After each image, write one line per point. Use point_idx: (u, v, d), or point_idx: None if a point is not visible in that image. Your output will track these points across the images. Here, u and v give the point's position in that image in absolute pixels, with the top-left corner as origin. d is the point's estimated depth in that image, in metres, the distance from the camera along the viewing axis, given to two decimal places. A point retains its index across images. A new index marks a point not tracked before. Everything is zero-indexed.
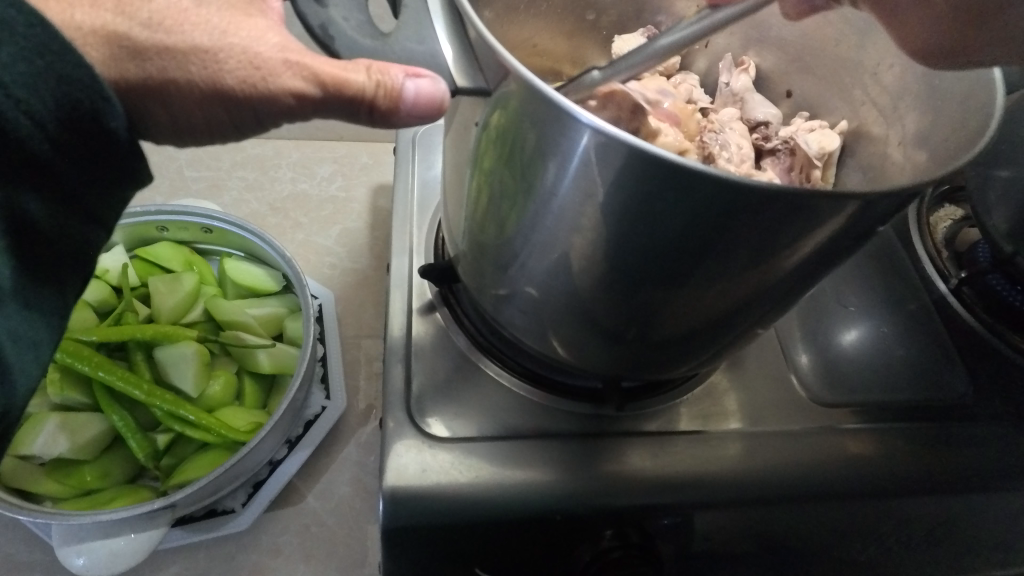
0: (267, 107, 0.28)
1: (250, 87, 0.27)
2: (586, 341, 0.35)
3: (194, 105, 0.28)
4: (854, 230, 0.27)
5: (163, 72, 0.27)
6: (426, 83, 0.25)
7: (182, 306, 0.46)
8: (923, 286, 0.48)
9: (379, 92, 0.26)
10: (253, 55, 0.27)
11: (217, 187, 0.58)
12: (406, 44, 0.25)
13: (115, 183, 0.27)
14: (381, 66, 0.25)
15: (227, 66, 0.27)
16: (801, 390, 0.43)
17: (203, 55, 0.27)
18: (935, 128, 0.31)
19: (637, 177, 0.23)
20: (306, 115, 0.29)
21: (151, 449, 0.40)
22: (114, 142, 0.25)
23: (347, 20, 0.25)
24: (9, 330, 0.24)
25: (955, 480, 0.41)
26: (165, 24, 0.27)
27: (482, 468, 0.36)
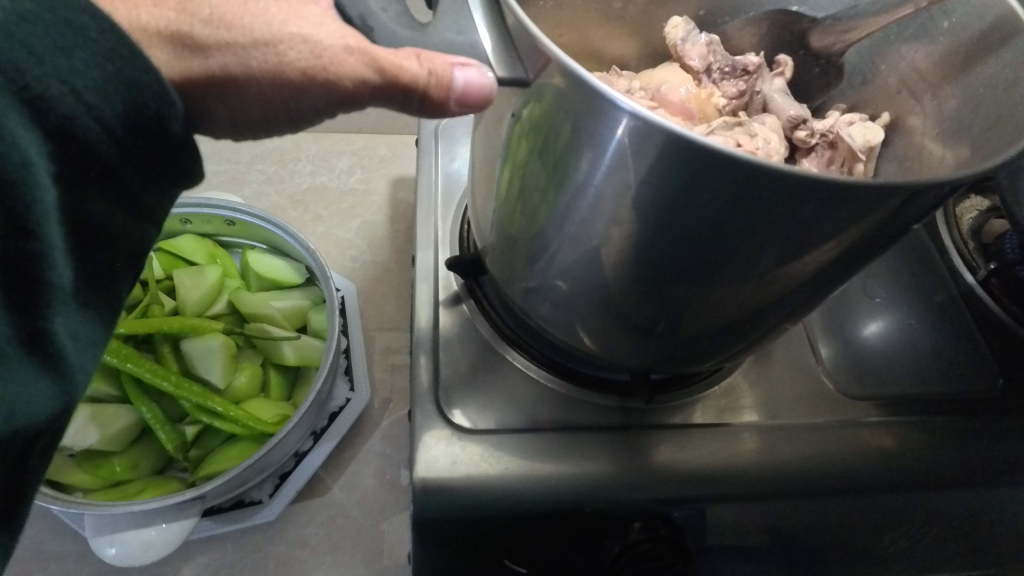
0: (324, 98, 0.28)
1: (301, 76, 0.27)
2: (615, 334, 0.35)
3: (253, 100, 0.29)
4: (895, 224, 0.26)
5: (225, 68, 0.27)
6: (474, 73, 0.25)
7: (207, 299, 0.46)
8: (950, 277, 0.47)
9: (430, 80, 0.26)
10: (314, 45, 0.27)
11: (238, 180, 0.58)
12: (446, 35, 0.25)
13: (172, 184, 0.27)
14: (430, 55, 0.25)
15: (289, 58, 0.27)
16: (826, 382, 0.43)
17: (264, 48, 0.27)
18: (976, 116, 0.30)
19: (676, 166, 0.23)
20: (364, 103, 0.28)
21: (180, 440, 0.41)
22: (174, 139, 0.25)
23: (386, 11, 0.25)
24: (68, 326, 0.24)
25: (985, 474, 0.40)
26: (226, 20, 0.27)
27: (510, 460, 0.36)
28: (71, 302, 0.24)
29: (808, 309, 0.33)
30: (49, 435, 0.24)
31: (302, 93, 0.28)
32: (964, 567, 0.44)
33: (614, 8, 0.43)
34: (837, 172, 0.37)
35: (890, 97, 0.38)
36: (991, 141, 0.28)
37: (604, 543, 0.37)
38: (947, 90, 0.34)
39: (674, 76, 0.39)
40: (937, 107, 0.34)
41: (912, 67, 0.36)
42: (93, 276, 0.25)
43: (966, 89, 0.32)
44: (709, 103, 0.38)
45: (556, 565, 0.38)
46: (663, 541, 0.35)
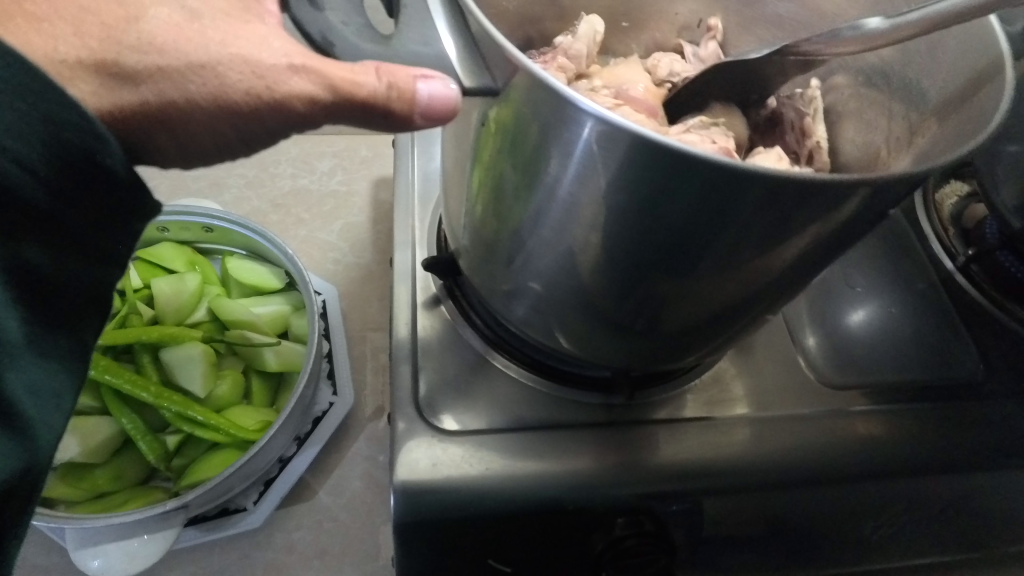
0: (273, 116, 0.28)
1: (254, 99, 0.27)
2: (595, 334, 0.35)
3: (197, 126, 0.28)
4: (868, 213, 0.26)
5: (161, 94, 0.26)
6: (439, 85, 0.24)
7: (186, 307, 0.46)
8: (931, 265, 0.48)
9: (391, 95, 0.25)
10: (254, 64, 0.27)
11: (218, 185, 0.57)
12: (412, 47, 0.25)
13: (126, 218, 0.27)
14: (391, 68, 0.25)
15: (230, 79, 0.27)
16: (808, 372, 0.43)
17: (201, 71, 0.26)
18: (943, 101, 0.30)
19: (642, 168, 0.23)
20: (319, 122, 0.28)
21: (163, 451, 0.40)
22: (113, 179, 0.25)
23: (347, 24, 0.25)
24: (25, 382, 0.24)
25: (970, 461, 0.40)
26: (157, 43, 0.26)
27: (492, 460, 0.35)
28: (29, 355, 0.25)
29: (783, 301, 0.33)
30: (21, 491, 0.25)
31: (252, 116, 0.28)
32: (956, 550, 0.44)
33: (584, 3, 0.43)
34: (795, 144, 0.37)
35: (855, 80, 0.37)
36: (953, 128, 0.28)
37: (589, 540, 0.37)
38: (910, 74, 0.33)
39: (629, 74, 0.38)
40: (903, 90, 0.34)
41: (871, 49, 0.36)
42: (43, 309, 0.25)
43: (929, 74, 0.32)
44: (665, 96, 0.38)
45: (547, 563, 0.38)
46: (648, 538, 0.35)
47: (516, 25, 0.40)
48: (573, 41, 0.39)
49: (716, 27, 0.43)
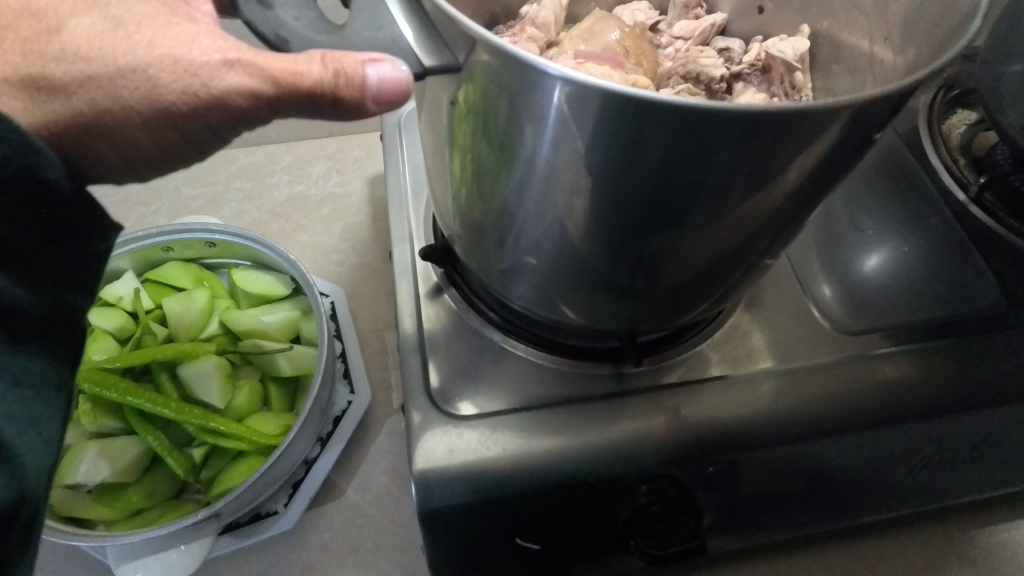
0: (216, 115, 0.28)
1: (191, 98, 0.27)
2: (597, 301, 0.34)
3: (140, 132, 0.29)
4: (855, 136, 0.25)
5: (92, 103, 0.27)
6: (388, 68, 0.24)
7: (198, 323, 0.46)
8: (941, 199, 0.46)
9: (338, 82, 0.24)
10: (185, 62, 0.27)
11: (217, 201, 0.58)
12: (365, 33, 0.24)
13: (79, 238, 0.28)
14: (336, 56, 0.24)
15: (164, 81, 0.27)
16: (824, 323, 0.42)
17: (132, 76, 0.27)
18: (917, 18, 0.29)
19: (620, 126, 0.23)
20: (264, 116, 0.28)
21: (189, 464, 0.41)
22: (58, 195, 0.26)
23: (299, 18, 0.24)
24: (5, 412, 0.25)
25: (994, 395, 0.39)
26: (81, 52, 0.27)
27: (507, 441, 0.35)
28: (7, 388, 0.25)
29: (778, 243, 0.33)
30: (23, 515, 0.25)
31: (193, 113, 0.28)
32: (994, 486, 0.44)
33: None
34: (781, 91, 0.35)
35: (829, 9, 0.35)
36: (936, 48, 0.27)
37: (614, 509, 0.37)
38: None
39: (599, 25, 0.35)
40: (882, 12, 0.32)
41: None
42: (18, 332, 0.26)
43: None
44: (645, 39, 0.36)
45: (578, 539, 0.38)
46: (672, 501, 0.35)
47: (479, 4, 0.39)
48: (539, 8, 0.38)
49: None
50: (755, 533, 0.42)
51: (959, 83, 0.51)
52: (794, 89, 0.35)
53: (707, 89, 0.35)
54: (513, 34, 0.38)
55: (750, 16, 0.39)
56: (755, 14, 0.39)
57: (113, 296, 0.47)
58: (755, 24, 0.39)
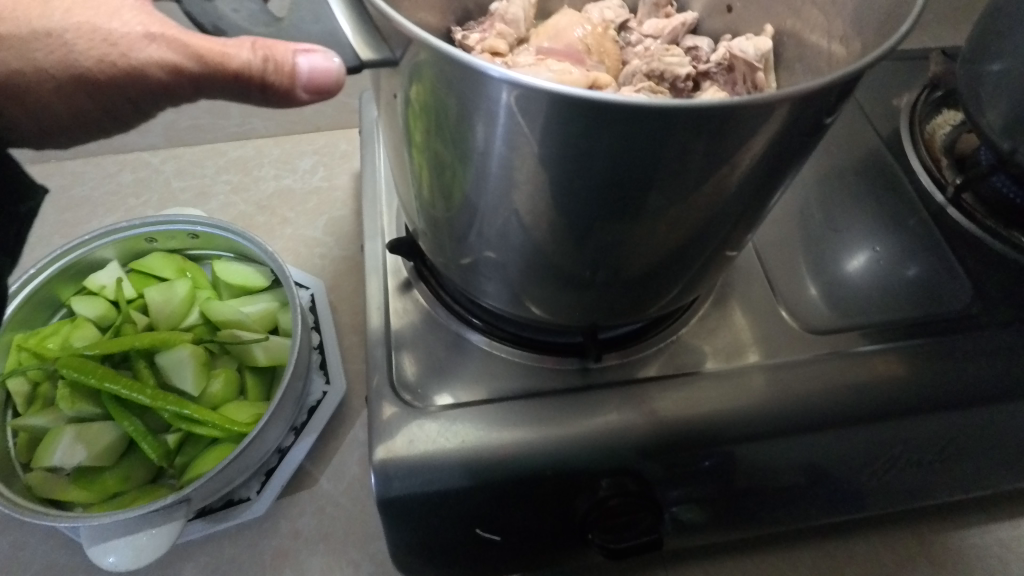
0: (131, 82, 0.32)
1: (110, 65, 0.31)
2: (559, 296, 0.35)
3: (54, 96, 0.33)
4: (798, 128, 0.26)
5: (11, 62, 0.30)
6: (319, 58, 0.24)
7: (179, 312, 0.47)
8: (920, 199, 0.46)
9: (267, 67, 0.26)
10: (107, 33, 0.31)
11: (204, 193, 0.59)
12: (303, 25, 0.25)
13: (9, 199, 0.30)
14: (266, 42, 0.25)
15: (80, 50, 0.31)
16: (794, 323, 0.42)
17: (49, 40, 0.31)
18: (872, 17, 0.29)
19: (562, 124, 0.23)
20: (183, 89, 0.31)
21: (164, 449, 0.42)
22: None
23: (238, 11, 0.25)
24: None
25: (966, 399, 0.38)
26: (3, 15, 0.30)
27: (467, 434, 0.36)
28: None
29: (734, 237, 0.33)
30: None
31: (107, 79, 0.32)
32: (964, 489, 0.43)
33: None
34: (743, 91, 0.35)
35: (792, 8, 0.35)
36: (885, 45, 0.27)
37: (575, 501, 0.37)
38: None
39: (564, 22, 0.36)
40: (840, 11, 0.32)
41: None
42: None
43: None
44: (609, 37, 0.36)
45: (539, 530, 0.39)
46: (634, 497, 0.36)
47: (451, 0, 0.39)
48: (509, 5, 0.38)
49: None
50: (720, 530, 0.42)
51: (943, 84, 0.51)
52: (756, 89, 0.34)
53: (671, 87, 0.35)
54: (482, 32, 0.38)
55: (720, 15, 0.39)
56: (724, 13, 0.39)
57: (96, 285, 0.48)
58: (725, 23, 0.39)
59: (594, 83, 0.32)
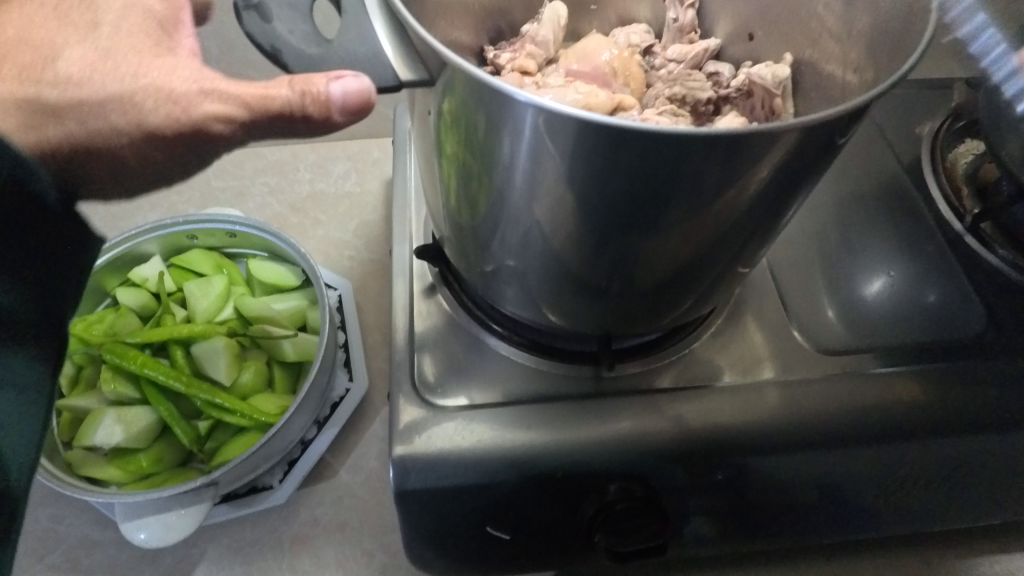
0: (199, 139, 0.31)
1: (174, 122, 0.30)
2: (575, 304, 0.36)
3: (127, 153, 0.32)
4: (808, 153, 0.27)
5: (83, 127, 0.30)
6: (350, 80, 0.25)
7: (215, 306, 0.50)
8: (938, 227, 0.46)
9: (305, 101, 0.26)
10: (168, 93, 0.30)
11: (243, 194, 0.62)
12: (351, 46, 0.26)
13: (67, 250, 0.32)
14: (301, 78, 0.26)
15: (146, 107, 0.30)
16: (806, 343, 0.42)
17: (120, 104, 0.30)
18: (887, 53, 0.30)
19: (582, 144, 0.25)
20: (244, 141, 0.31)
21: (195, 435, 0.44)
22: (45, 208, 0.30)
23: (293, 32, 0.26)
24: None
25: (976, 424, 0.39)
26: (73, 79, 0.30)
27: (482, 433, 0.37)
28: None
29: (744, 253, 0.34)
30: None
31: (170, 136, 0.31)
32: (975, 517, 0.44)
33: None
34: (760, 116, 0.36)
35: (811, 38, 0.36)
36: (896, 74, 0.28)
37: (584, 505, 0.38)
38: (862, 24, 0.32)
39: (593, 45, 0.38)
40: (855, 42, 0.33)
41: (827, 9, 0.35)
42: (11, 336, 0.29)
43: (883, 22, 0.31)
44: (634, 61, 0.38)
45: (548, 530, 0.40)
46: (639, 502, 0.37)
47: (484, 20, 0.41)
48: (539, 27, 0.40)
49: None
50: (727, 543, 0.43)
51: (969, 113, 0.52)
52: (773, 115, 0.36)
53: (693, 110, 0.37)
54: (513, 51, 0.40)
55: (742, 42, 0.41)
56: (746, 41, 0.40)
57: (140, 277, 0.51)
58: (746, 50, 0.40)
59: (618, 105, 0.34)
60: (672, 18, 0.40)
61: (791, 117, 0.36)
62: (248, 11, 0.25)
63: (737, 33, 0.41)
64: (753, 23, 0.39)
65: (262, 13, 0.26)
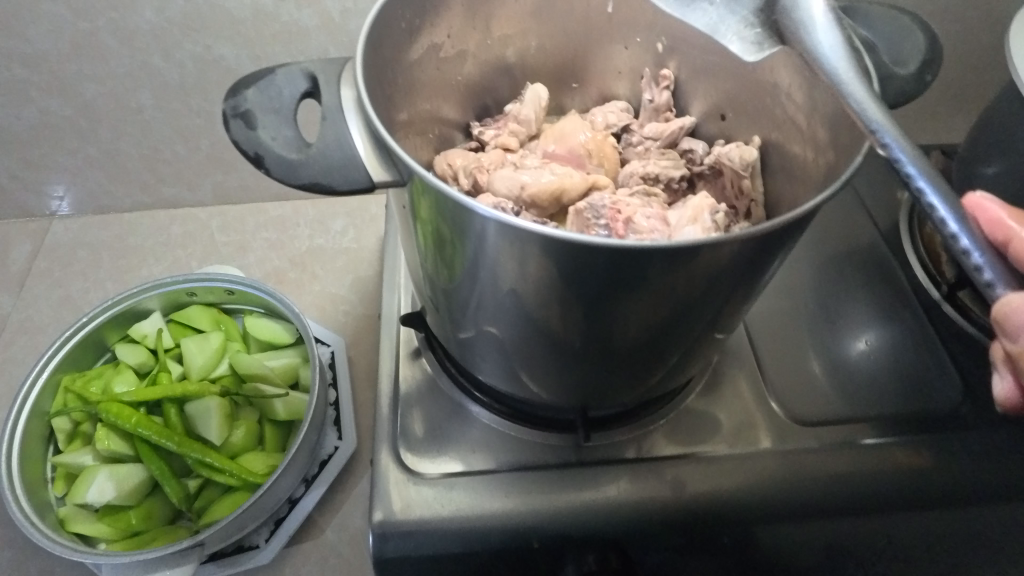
0: None
1: None
2: (548, 377, 0.38)
3: None
4: (761, 250, 0.29)
5: None
6: None
7: (210, 363, 0.51)
8: (914, 293, 0.48)
9: None
10: None
11: (244, 249, 0.64)
12: (328, 148, 0.27)
13: None
14: None
15: None
16: (781, 412, 0.43)
17: None
18: (842, 147, 0.32)
19: (539, 248, 0.26)
20: None
21: (184, 493, 0.45)
22: None
23: (276, 138, 0.27)
24: None
25: (951, 497, 0.39)
26: None
27: (461, 501, 0.38)
28: None
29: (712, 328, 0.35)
30: None
31: None
32: None
33: (533, 65, 0.44)
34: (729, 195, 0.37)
35: (776, 124, 0.38)
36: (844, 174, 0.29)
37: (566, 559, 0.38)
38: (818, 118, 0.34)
39: (572, 128, 0.40)
40: (814, 133, 0.35)
41: (790, 99, 0.37)
42: None
43: (835, 119, 0.32)
44: (609, 142, 0.40)
45: None
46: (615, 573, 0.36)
47: (470, 98, 0.43)
48: (521, 106, 0.42)
49: (669, 77, 0.42)
50: None
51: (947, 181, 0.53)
52: (742, 196, 0.37)
53: (667, 188, 0.39)
54: (497, 129, 0.43)
55: (715, 121, 0.42)
56: (719, 120, 0.42)
57: (140, 333, 0.52)
58: (718, 129, 0.42)
59: (592, 185, 0.37)
60: (647, 99, 0.43)
61: (760, 197, 0.37)
62: (236, 120, 0.27)
63: (709, 114, 0.43)
64: (724, 104, 0.41)
65: (248, 121, 0.27)
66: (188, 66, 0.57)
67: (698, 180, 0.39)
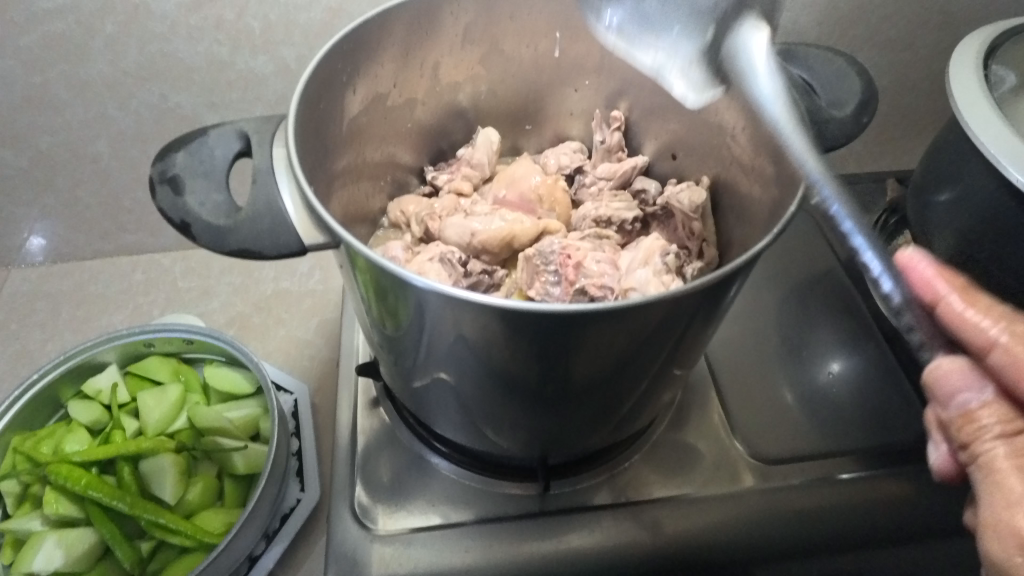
0: None
1: None
2: (503, 427, 0.37)
3: None
4: (701, 301, 0.28)
5: None
6: None
7: (168, 416, 0.50)
8: (875, 322, 0.48)
9: None
10: None
11: (207, 294, 0.63)
12: (258, 213, 0.27)
13: None
14: None
15: None
16: (747, 453, 0.42)
17: None
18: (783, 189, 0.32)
19: (472, 309, 0.26)
20: None
21: (137, 557, 0.44)
22: None
23: (204, 203, 0.27)
24: None
25: (924, 533, 0.40)
26: None
27: (420, 559, 0.37)
28: None
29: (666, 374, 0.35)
30: None
31: None
32: None
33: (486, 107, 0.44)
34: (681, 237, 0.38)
35: (723, 163, 0.38)
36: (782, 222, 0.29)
37: None
38: (760, 159, 0.34)
39: (523, 172, 0.40)
40: (759, 174, 0.35)
41: (735, 139, 0.37)
42: None
43: (777, 161, 0.33)
44: (559, 186, 0.41)
45: None
46: None
47: (423, 143, 0.43)
48: (474, 151, 0.42)
49: (620, 118, 0.43)
50: None
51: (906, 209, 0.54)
52: (694, 238, 0.37)
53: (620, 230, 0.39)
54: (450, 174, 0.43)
55: (667, 160, 0.43)
56: (671, 159, 0.43)
57: (94, 388, 0.51)
58: (671, 168, 0.43)
59: (542, 231, 0.37)
60: (598, 139, 0.43)
61: (712, 239, 0.37)
62: (162, 186, 0.27)
63: (661, 152, 0.43)
64: (675, 144, 0.42)
65: (175, 186, 0.27)
66: (145, 115, 0.56)
67: (651, 220, 0.39)
